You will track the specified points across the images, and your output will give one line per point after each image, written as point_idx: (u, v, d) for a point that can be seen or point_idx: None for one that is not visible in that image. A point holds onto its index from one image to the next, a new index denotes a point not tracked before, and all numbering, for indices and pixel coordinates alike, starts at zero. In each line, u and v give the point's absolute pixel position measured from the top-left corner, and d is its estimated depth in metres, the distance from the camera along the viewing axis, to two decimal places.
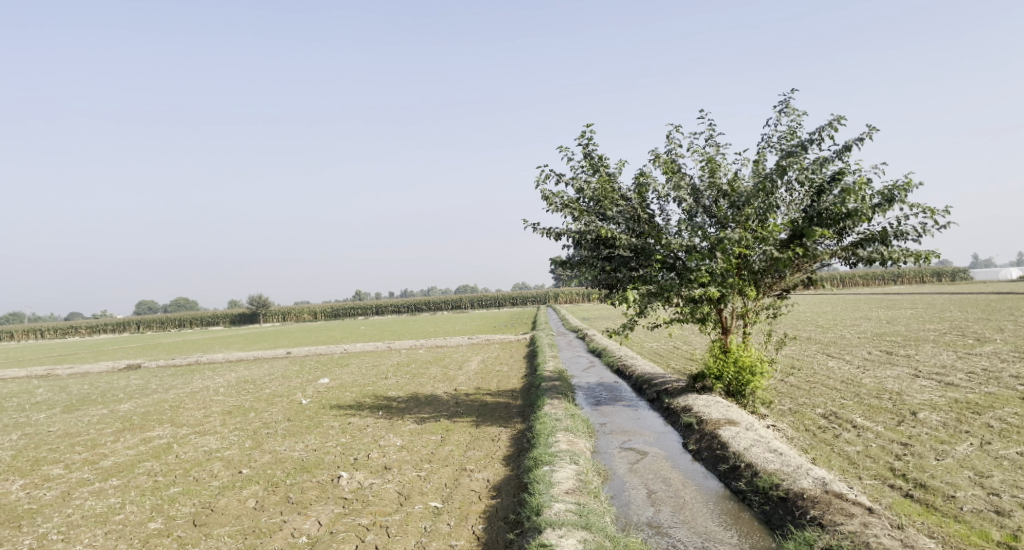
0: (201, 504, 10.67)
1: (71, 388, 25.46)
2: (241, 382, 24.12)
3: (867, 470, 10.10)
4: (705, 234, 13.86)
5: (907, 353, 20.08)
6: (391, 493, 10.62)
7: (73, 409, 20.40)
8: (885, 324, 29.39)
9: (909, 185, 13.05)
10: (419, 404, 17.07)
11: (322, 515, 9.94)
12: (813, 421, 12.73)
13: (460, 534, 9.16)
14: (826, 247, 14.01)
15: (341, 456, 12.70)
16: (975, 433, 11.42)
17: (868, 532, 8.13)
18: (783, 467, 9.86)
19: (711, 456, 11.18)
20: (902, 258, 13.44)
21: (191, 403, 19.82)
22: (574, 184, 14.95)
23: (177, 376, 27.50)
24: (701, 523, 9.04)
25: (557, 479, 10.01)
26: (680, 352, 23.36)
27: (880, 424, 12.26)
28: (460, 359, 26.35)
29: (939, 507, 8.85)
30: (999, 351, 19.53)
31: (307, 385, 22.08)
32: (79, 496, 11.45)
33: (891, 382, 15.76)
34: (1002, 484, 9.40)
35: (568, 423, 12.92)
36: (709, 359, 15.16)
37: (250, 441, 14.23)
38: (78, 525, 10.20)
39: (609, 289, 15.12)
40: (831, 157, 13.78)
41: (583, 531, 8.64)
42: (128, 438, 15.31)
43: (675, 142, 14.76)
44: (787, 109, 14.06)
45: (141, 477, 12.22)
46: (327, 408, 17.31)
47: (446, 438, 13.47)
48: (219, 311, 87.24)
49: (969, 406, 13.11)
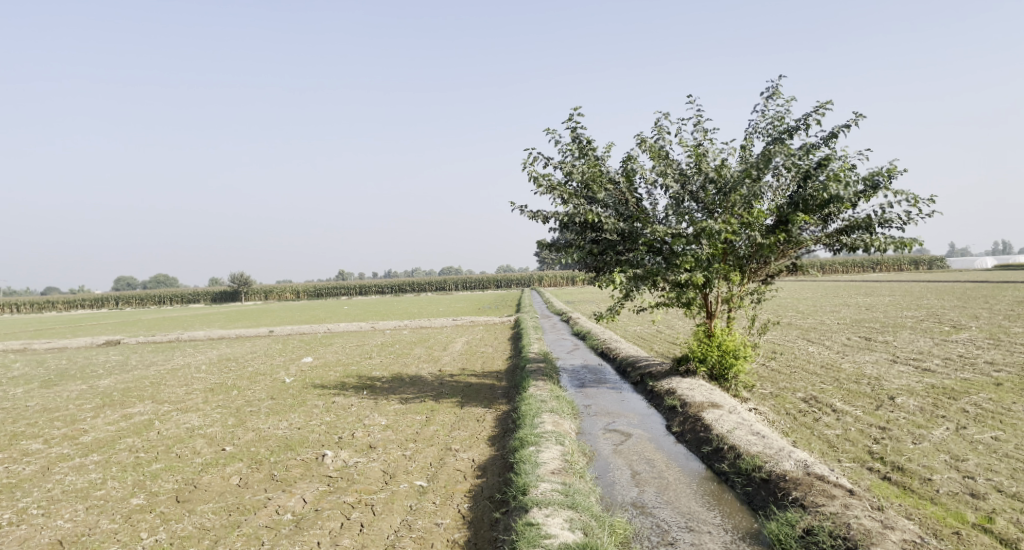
0: (184, 481, 10.62)
1: (49, 363, 25.19)
2: (223, 360, 23.99)
3: (846, 454, 10.29)
4: (691, 219, 13.92)
5: (885, 339, 20.42)
6: (376, 471, 10.64)
7: (51, 384, 20.18)
8: (864, 311, 29.92)
9: (893, 171, 13.15)
10: (403, 384, 17.06)
11: (306, 493, 9.94)
12: (795, 405, 12.92)
13: (446, 513, 9.20)
14: (811, 234, 14.13)
15: (325, 434, 12.67)
16: (951, 418, 11.65)
17: (849, 514, 8.21)
18: (765, 450, 10.00)
19: (695, 439, 11.30)
20: (885, 245, 13.57)
21: (172, 380, 19.68)
22: (562, 166, 14.78)
23: (157, 352, 27.21)
24: (685, 504, 9.14)
25: (543, 459, 10.06)
26: (662, 335, 23.58)
27: (859, 408, 12.46)
28: (445, 340, 26.44)
29: (915, 490, 9.04)
30: (974, 338, 19.93)
31: (290, 364, 21.97)
32: (59, 471, 11.34)
33: (869, 367, 16.01)
34: (976, 467, 9.62)
35: (553, 405, 13.00)
36: (694, 343, 15.29)
37: (233, 419, 14.15)
38: (58, 500, 10.11)
39: (596, 273, 15.11)
40: (817, 142, 13.82)
41: (569, 510, 8.71)
42: (109, 414, 15.18)
43: (663, 127, 14.67)
44: (775, 95, 14.01)
45: (122, 453, 12.13)
46: (311, 387, 17.28)
47: (431, 418, 13.49)
48: (200, 288, 86.42)
49: (945, 391, 13.38)
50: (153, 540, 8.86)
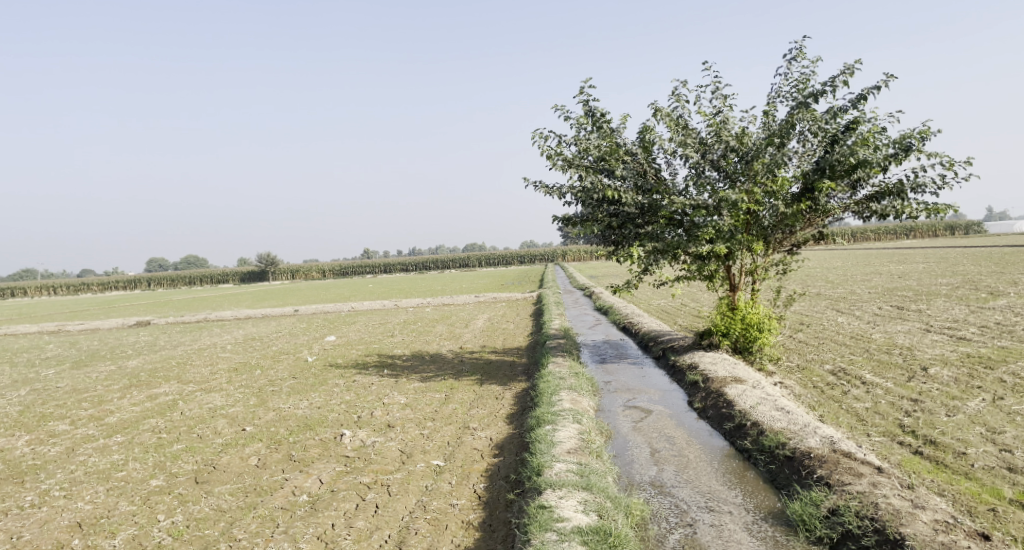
0: (203, 462, 10.66)
1: (81, 344, 25.66)
2: (248, 340, 24.18)
3: (876, 427, 9.93)
4: (712, 190, 13.48)
5: (918, 308, 19.79)
6: (394, 451, 10.56)
7: (82, 365, 20.55)
8: (896, 279, 29.16)
9: (927, 133, 12.53)
10: (423, 362, 17.01)
11: (323, 473, 9.90)
12: (822, 377, 12.55)
13: (461, 493, 9.07)
14: (839, 201, 13.62)
15: (344, 414, 12.62)
16: (987, 389, 11.19)
17: (877, 493, 7.88)
18: (789, 426, 9.68)
19: (717, 415, 11.01)
20: (918, 211, 13.00)
21: (197, 360, 19.88)
22: (577, 141, 14.36)
23: (185, 333, 27.57)
24: (705, 483, 8.89)
25: (558, 439, 9.86)
26: (686, 309, 23.18)
27: (890, 380, 12.03)
28: (467, 317, 26.34)
29: (949, 465, 8.67)
30: (1012, 305, 19.20)
31: (313, 343, 22.08)
32: (82, 452, 11.46)
33: (901, 337, 15.50)
34: (1014, 440, 9.20)
35: (571, 382, 12.78)
36: (717, 316, 14.90)
37: (254, 399, 14.20)
38: (80, 482, 10.21)
39: (615, 246, 14.79)
40: (844, 105, 13.22)
41: (584, 491, 8.51)
42: (134, 395, 15.34)
43: (680, 96, 14.10)
44: (799, 57, 13.37)
45: (145, 434, 12.23)
46: (332, 366, 17.29)
47: (451, 396, 13.38)
48: (229, 268, 87.62)
49: (981, 360, 12.90)
50: (170, 522, 8.88)
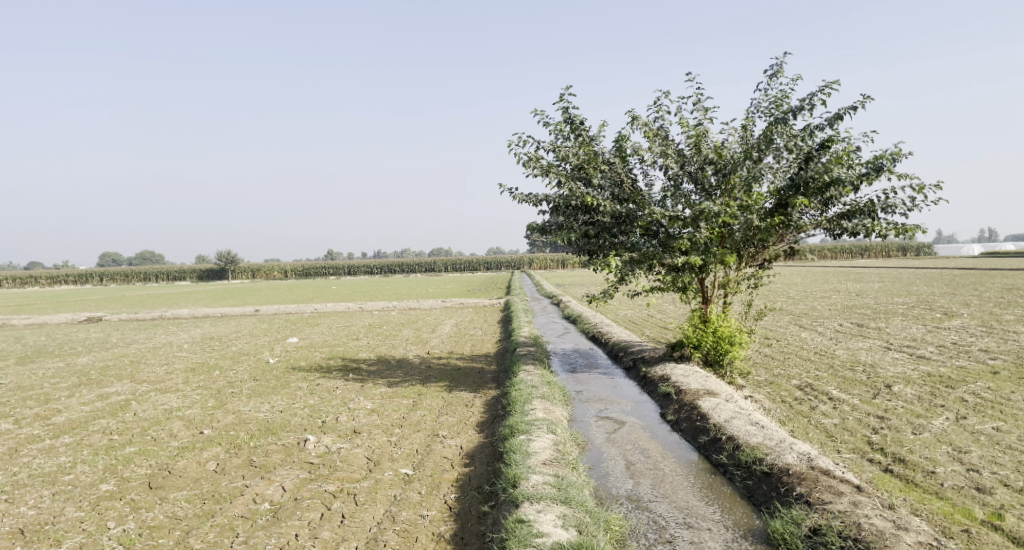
0: (157, 466, 10.14)
1: (27, 339, 24.49)
2: (206, 339, 23.41)
3: (846, 444, 9.96)
4: (689, 202, 13.49)
5: (877, 326, 20.15)
6: (360, 458, 10.20)
7: (27, 361, 19.62)
8: (855, 297, 29.80)
9: (898, 155, 12.71)
10: (389, 367, 16.62)
11: (287, 480, 9.48)
12: (790, 392, 12.60)
13: (432, 504, 8.77)
14: (810, 218, 13.74)
15: (308, 418, 12.19)
16: (950, 408, 11.34)
17: (858, 512, 7.85)
18: (765, 441, 9.64)
19: (691, 428, 10.92)
20: (887, 231, 13.17)
21: (152, 359, 19.11)
22: (554, 148, 14.20)
23: (139, 330, 26.61)
24: (682, 498, 8.77)
25: (533, 449, 9.66)
26: (653, 320, 23.24)
27: (856, 396, 12.14)
28: (433, 322, 25.97)
29: (920, 484, 8.71)
30: (966, 325, 19.69)
31: (275, 344, 21.45)
32: (26, 454, 10.81)
33: (863, 354, 15.73)
34: (980, 459, 9.31)
35: (543, 391, 12.58)
36: (688, 328, 14.90)
37: (213, 401, 13.62)
38: (23, 485, 9.59)
39: (588, 255, 14.70)
40: (820, 124, 13.32)
41: (562, 505, 8.31)
42: (84, 393, 14.62)
43: (661, 106, 14.01)
44: (779, 73, 13.44)
45: (95, 436, 11.61)
46: (294, 368, 16.77)
47: (419, 402, 13.04)
48: (187, 265, 85.44)
49: (942, 380, 13.12)
50: (121, 530, 8.38)
